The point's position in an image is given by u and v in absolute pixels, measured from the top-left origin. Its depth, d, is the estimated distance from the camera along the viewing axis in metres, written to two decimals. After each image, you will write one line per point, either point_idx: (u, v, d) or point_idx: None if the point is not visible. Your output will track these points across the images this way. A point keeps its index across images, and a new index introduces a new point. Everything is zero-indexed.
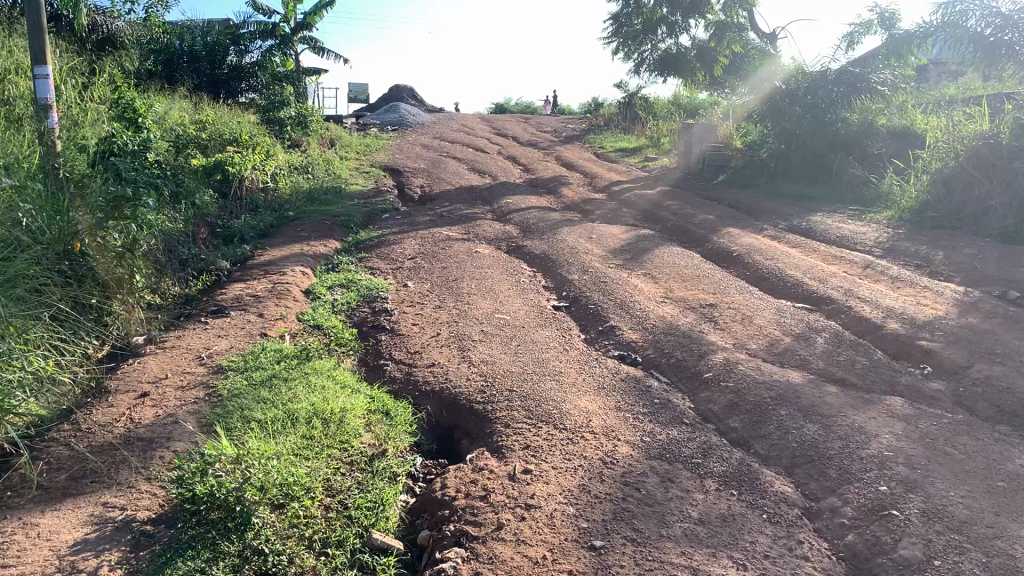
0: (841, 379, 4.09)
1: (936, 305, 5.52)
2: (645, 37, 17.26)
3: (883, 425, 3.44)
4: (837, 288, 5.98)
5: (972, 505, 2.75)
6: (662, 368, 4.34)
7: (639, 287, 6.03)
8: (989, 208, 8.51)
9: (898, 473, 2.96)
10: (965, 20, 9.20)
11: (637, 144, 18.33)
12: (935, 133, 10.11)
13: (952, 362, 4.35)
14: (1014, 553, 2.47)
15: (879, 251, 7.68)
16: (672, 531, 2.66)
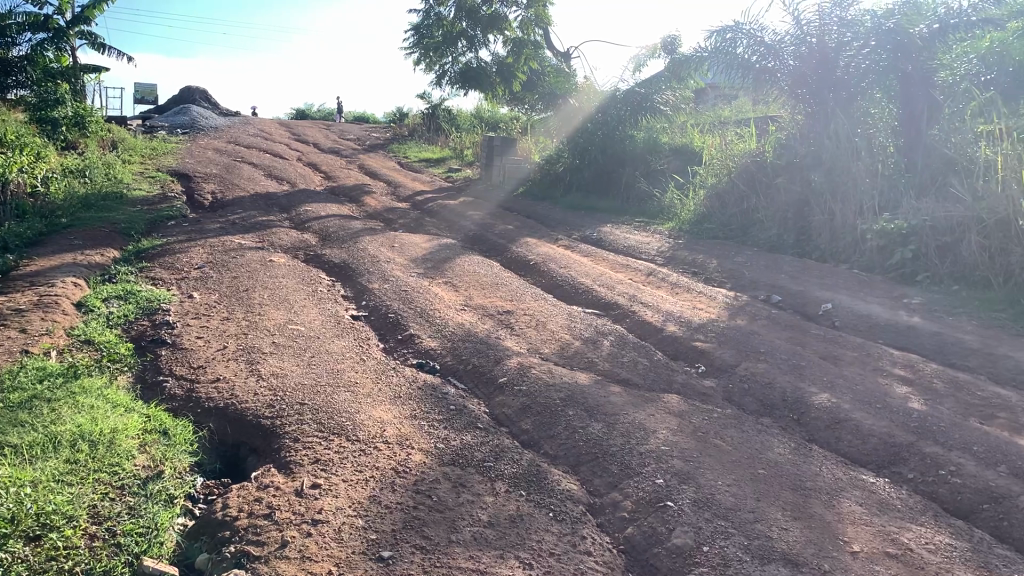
0: (625, 379, 4.29)
1: (711, 309, 5.94)
2: (446, 50, 17.26)
3: (660, 421, 3.64)
4: (624, 294, 6.29)
5: (737, 493, 2.97)
6: (458, 375, 4.37)
7: (438, 296, 6.05)
8: (757, 219, 9.31)
9: (673, 466, 3.14)
10: (734, 48, 10.15)
11: (440, 154, 18.49)
12: (710, 151, 10.95)
13: (723, 361, 4.69)
14: (770, 535, 2.69)
15: (662, 259, 8.16)
16: (461, 536, 2.67)
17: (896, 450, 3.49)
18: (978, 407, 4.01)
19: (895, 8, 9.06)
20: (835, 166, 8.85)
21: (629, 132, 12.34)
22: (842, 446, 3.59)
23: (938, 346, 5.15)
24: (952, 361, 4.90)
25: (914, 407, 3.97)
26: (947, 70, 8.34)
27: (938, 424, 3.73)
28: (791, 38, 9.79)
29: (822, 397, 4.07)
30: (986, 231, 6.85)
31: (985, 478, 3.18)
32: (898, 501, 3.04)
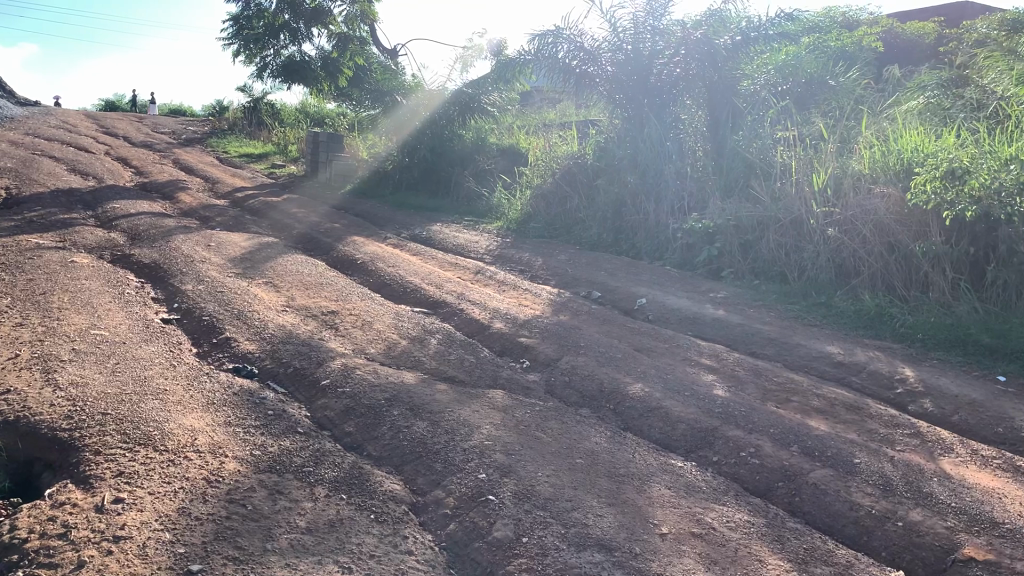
0: (450, 376, 4.31)
1: (535, 306, 6.07)
2: (267, 41, 16.78)
3: (484, 416, 3.68)
4: (451, 292, 6.31)
5: (556, 483, 3.05)
6: (279, 379, 4.23)
7: (258, 296, 5.83)
8: (580, 220, 9.60)
9: (495, 460, 3.18)
10: (557, 52, 10.26)
11: (263, 149, 17.86)
12: (536, 151, 11.17)
13: (546, 356, 4.80)
14: (586, 522, 2.78)
15: (489, 258, 8.27)
16: (277, 544, 2.59)
17: (703, 434, 3.70)
18: (774, 392, 4.33)
19: (701, 20, 9.68)
20: (651, 169, 9.29)
21: (458, 132, 12.50)
22: (654, 433, 3.76)
23: (741, 336, 5.52)
24: (753, 351, 5.26)
25: (719, 394, 4.23)
26: (748, 80, 9.31)
27: (739, 409, 4.00)
28: (609, 45, 10.09)
29: (637, 388, 4.25)
30: (783, 230, 7.40)
31: (780, 457, 3.43)
32: (703, 483, 3.22)
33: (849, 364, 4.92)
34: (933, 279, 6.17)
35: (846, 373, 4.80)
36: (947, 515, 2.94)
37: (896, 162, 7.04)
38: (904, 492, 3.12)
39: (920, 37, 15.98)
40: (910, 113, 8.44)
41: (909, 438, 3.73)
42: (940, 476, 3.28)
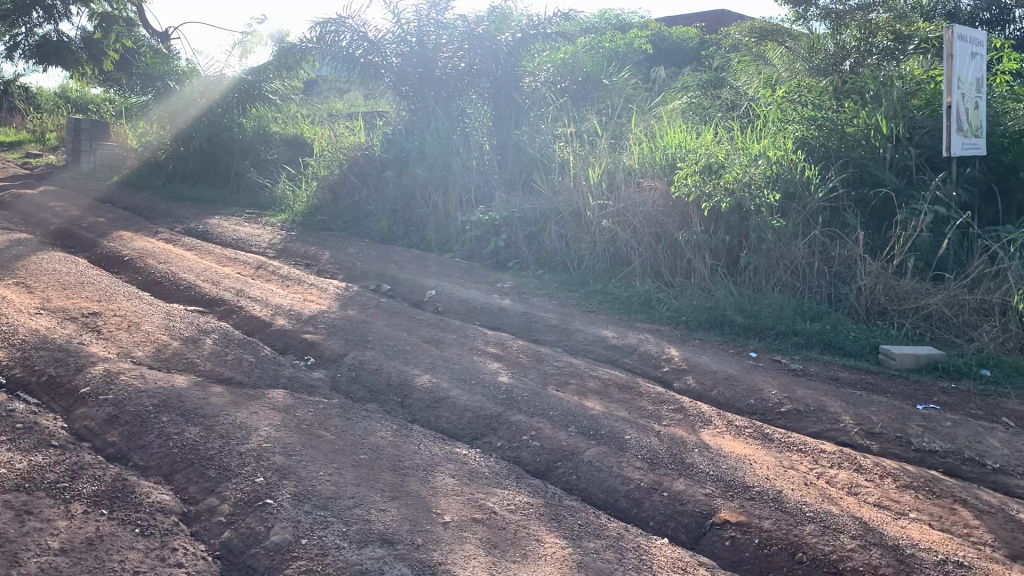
0: (228, 378, 4.11)
1: (320, 301, 5.94)
2: (18, 19, 15.03)
3: (263, 418, 3.54)
4: (229, 289, 6.03)
5: (337, 481, 2.99)
6: (31, 389, 3.84)
7: (6, 299, 5.28)
8: (368, 212, 9.53)
9: (273, 462, 3.07)
10: (339, 41, 9.97)
11: (15, 137, 16.19)
12: (321, 142, 10.88)
13: (331, 352, 4.71)
14: (369, 518, 2.75)
15: (272, 252, 7.98)
16: (24, 570, 2.36)
17: (487, 421, 3.77)
18: (555, 376, 4.50)
19: (483, 16, 9.84)
20: (437, 161, 9.31)
21: (238, 121, 11.91)
22: (440, 423, 3.80)
23: (525, 324, 5.69)
24: (535, 338, 5.44)
25: (503, 381, 4.33)
26: (530, 77, 9.58)
27: (521, 394, 4.12)
28: (393, 36, 9.93)
29: (423, 379, 4.27)
30: (563, 222, 7.71)
31: (559, 438, 3.57)
32: (486, 468, 3.29)
33: (623, 347, 5.21)
34: (696, 265, 6.68)
35: (620, 355, 5.08)
36: (706, 482, 3.18)
37: (663, 157, 7.52)
38: (670, 464, 3.35)
39: (685, 41, 17.20)
40: (675, 111, 9.06)
41: (675, 414, 4.01)
42: (701, 447, 3.55)
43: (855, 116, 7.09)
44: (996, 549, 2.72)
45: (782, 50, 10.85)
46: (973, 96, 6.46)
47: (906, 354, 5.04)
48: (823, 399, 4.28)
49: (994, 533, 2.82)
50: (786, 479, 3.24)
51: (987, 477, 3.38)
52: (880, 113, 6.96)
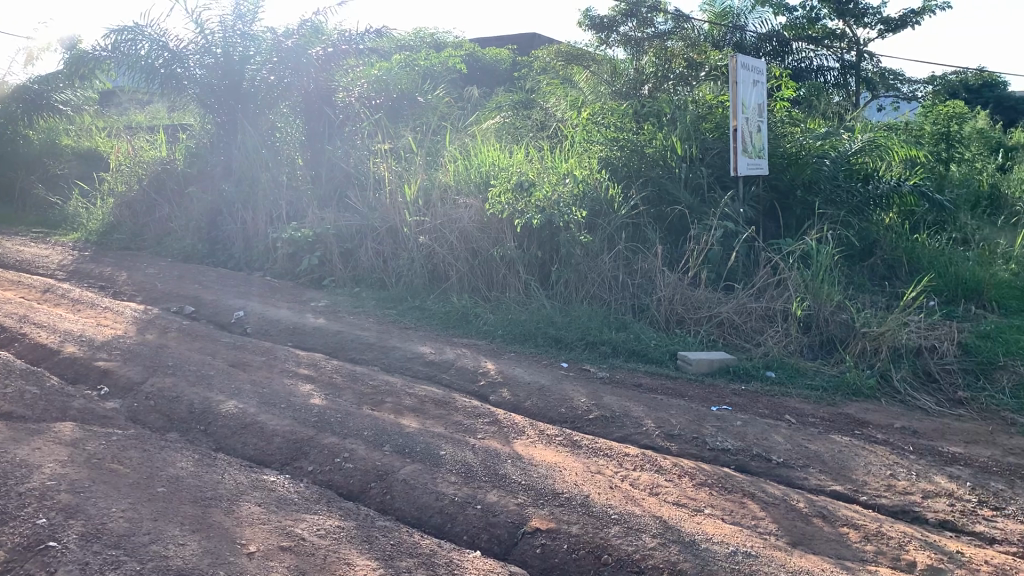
0: (6, 413, 3.76)
1: (117, 326, 5.55)
2: None
3: (47, 453, 3.26)
4: (10, 314, 5.52)
5: (131, 517, 2.80)
6: None
7: None
8: (171, 230, 9.04)
9: (58, 501, 2.84)
10: (136, 49, 9.34)
11: None
12: (118, 155, 10.22)
13: (127, 380, 4.42)
14: (166, 553, 2.60)
15: (62, 275, 7.40)
16: None
17: (298, 445, 3.66)
18: (369, 395, 4.44)
19: (293, 29, 9.55)
20: (246, 176, 8.98)
21: (23, 133, 10.97)
22: (248, 451, 3.65)
23: (340, 344, 5.58)
24: (350, 357, 5.35)
25: (315, 403, 4.22)
26: (343, 92, 9.48)
27: (335, 416, 4.03)
28: (196, 46, 9.41)
29: (229, 404, 4.08)
30: (378, 239, 7.64)
31: (373, 458, 3.53)
32: (295, 494, 3.19)
33: (439, 362, 5.23)
34: (510, 281, 6.83)
35: (436, 371, 5.10)
36: (518, 492, 3.25)
37: (477, 175, 7.64)
38: (483, 477, 3.38)
39: (498, 62, 17.59)
40: (488, 130, 9.30)
41: (489, 426, 4.07)
42: (513, 458, 3.62)
43: (654, 138, 7.52)
44: (780, 536, 2.94)
45: (588, 73, 11.34)
46: (755, 121, 7.00)
47: (702, 359, 5.37)
48: (628, 405, 4.48)
49: (777, 522, 3.05)
50: (593, 484, 3.36)
51: (773, 470, 3.66)
52: (676, 135, 7.42)
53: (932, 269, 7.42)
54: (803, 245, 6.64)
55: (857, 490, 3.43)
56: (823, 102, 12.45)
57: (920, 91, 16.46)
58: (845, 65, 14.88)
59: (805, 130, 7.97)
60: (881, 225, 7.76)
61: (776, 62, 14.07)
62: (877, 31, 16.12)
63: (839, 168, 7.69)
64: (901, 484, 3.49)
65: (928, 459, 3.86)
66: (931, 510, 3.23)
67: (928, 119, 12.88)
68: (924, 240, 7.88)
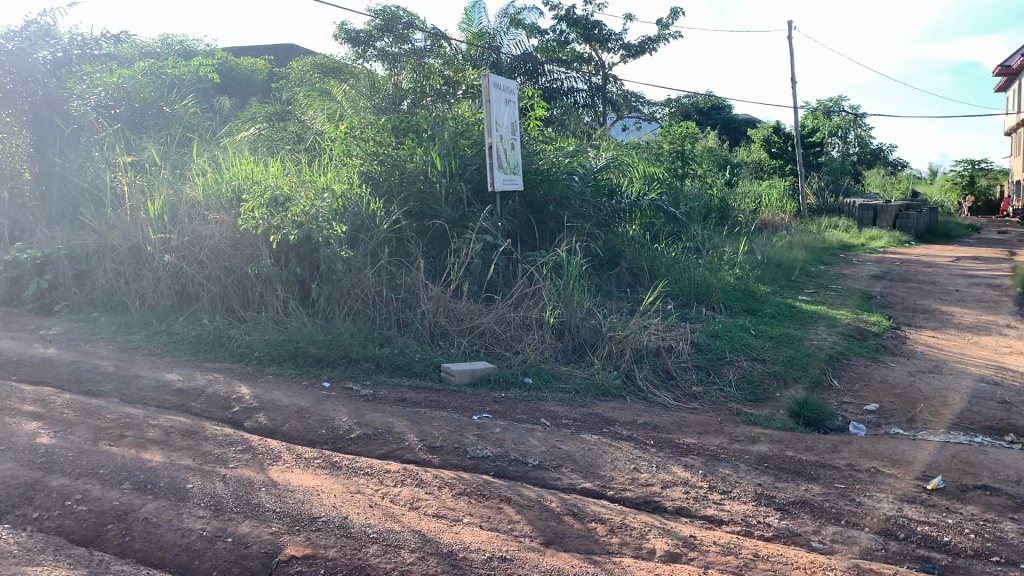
0: None
1: None
2: None
3: None
4: None
5: None
6: None
7: None
8: None
9: None
10: None
11: None
12: None
13: None
14: None
15: None
16: None
17: (20, 490, 3.29)
18: (107, 430, 4.09)
19: (17, 30, 8.69)
20: None
21: None
22: None
23: (74, 375, 5.09)
24: (86, 389, 4.89)
25: (42, 442, 3.81)
26: (78, 100, 8.51)
27: (65, 455, 3.66)
28: None
29: None
30: (118, 259, 7.11)
31: (109, 498, 3.24)
32: (15, 546, 2.86)
33: (189, 390, 4.92)
34: (268, 299, 6.58)
35: (185, 400, 4.79)
36: (272, 520, 3.12)
37: (228, 189, 7.25)
38: (234, 508, 3.21)
39: (254, 73, 17.01)
40: (242, 142, 9.04)
41: (242, 454, 3.88)
42: (268, 485, 3.47)
43: (414, 153, 7.58)
44: (534, 538, 3.03)
45: (346, 87, 11.19)
46: (509, 138, 7.23)
47: (463, 369, 5.46)
48: (390, 421, 4.46)
49: (531, 524, 3.14)
50: (352, 504, 3.30)
51: (529, 473, 3.78)
52: (435, 151, 7.49)
53: (669, 276, 8.08)
54: (556, 256, 6.96)
55: (604, 486, 3.63)
56: (573, 121, 13.13)
57: (658, 112, 17.95)
58: (593, 87, 15.87)
59: (557, 148, 8.37)
60: (625, 236, 8.33)
61: (530, 82, 14.65)
62: (620, 55, 17.30)
63: (587, 183, 8.16)
64: (644, 477, 3.73)
65: (667, 451, 4.17)
66: (669, 499, 3.48)
67: (666, 138, 13.96)
68: (663, 249, 8.55)
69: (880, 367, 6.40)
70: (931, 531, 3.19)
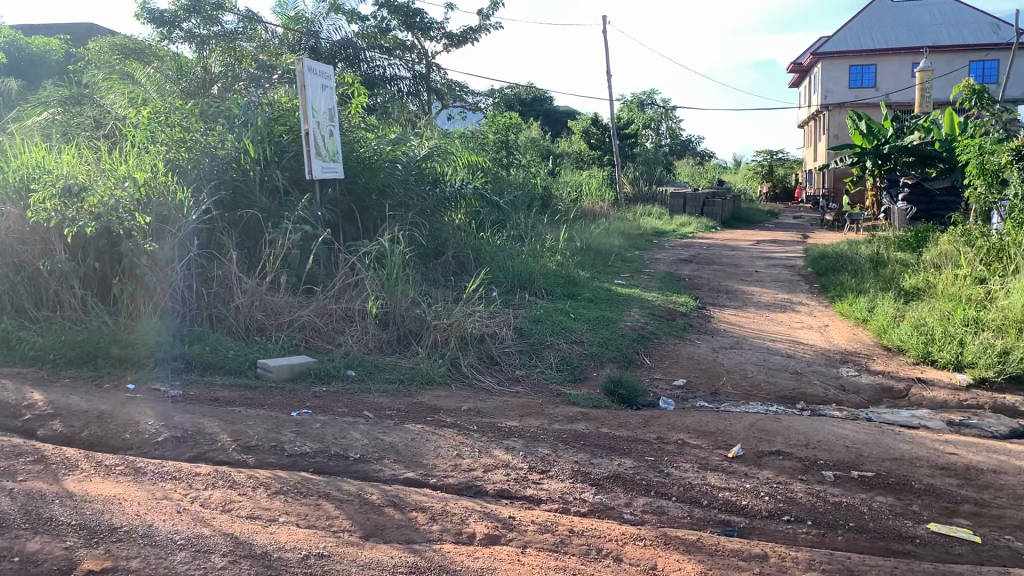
0: None
1: None
2: None
3: None
4: None
5: None
6: None
7: None
8: None
9: None
10: None
11: None
12: None
13: None
14: None
15: None
16: None
17: None
18: None
19: None
20: None
21: None
22: None
23: None
24: None
25: None
26: None
27: None
28: None
29: None
30: None
31: None
32: None
33: None
34: (63, 297, 6.08)
35: None
36: (66, 534, 2.88)
37: (15, 177, 6.62)
38: (23, 524, 2.95)
39: (47, 53, 15.69)
40: (32, 128, 8.31)
41: (33, 465, 3.56)
42: (63, 497, 3.21)
43: (224, 138, 7.20)
44: (353, 532, 2.97)
45: (149, 70, 10.48)
46: (327, 124, 7.03)
47: (282, 365, 5.28)
48: (201, 422, 4.24)
49: (350, 518, 3.08)
50: (158, 511, 3.11)
51: (350, 467, 3.70)
52: (248, 136, 7.12)
53: (493, 263, 8.16)
54: (378, 245, 6.83)
55: (426, 474, 3.62)
56: (397, 108, 12.97)
57: (483, 103, 18.07)
58: (417, 76, 15.72)
59: (378, 136, 8.24)
60: (449, 225, 8.32)
61: (351, 69, 14.33)
62: (443, 44, 17.28)
63: (410, 171, 8.08)
64: (466, 463, 3.75)
65: (490, 435, 4.21)
66: (490, 482, 3.52)
67: (490, 128, 14.10)
68: (487, 238, 8.61)
69: (688, 345, 6.77)
70: (731, 496, 3.41)
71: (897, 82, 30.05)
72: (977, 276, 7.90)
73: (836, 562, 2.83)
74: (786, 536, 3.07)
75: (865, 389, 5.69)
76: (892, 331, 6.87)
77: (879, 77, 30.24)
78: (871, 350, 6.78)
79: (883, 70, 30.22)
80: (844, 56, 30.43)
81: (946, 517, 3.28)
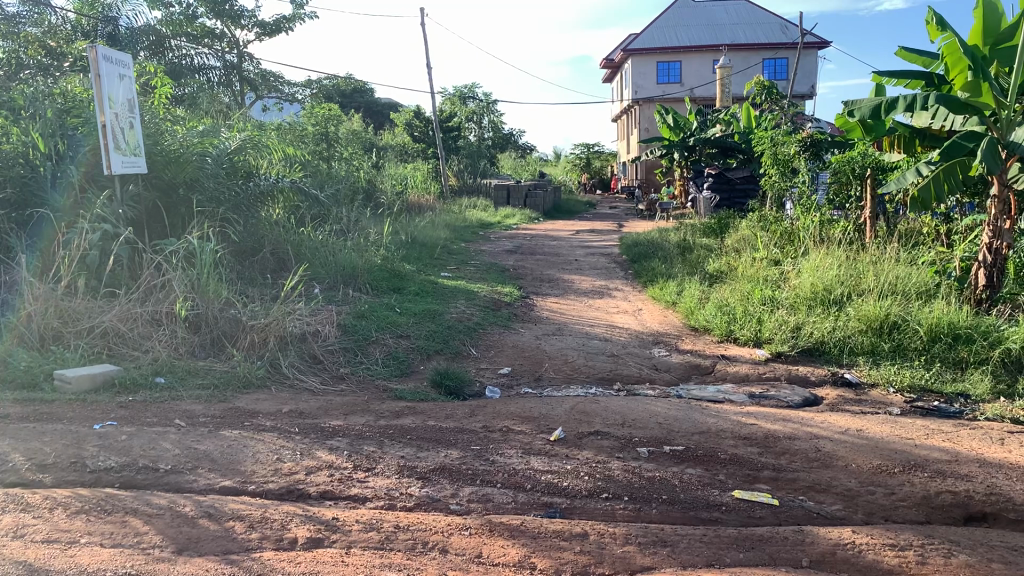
0: None
1: None
2: None
3: None
4: None
5: None
6: None
7: None
8: None
9: None
10: None
11: None
12: None
13: None
14: None
15: None
16: None
17: None
18: None
19: None
20: None
21: None
22: None
23: None
24: None
25: None
26: None
27: None
28: None
29: None
30: None
31: None
32: None
33: None
34: None
35: None
36: None
37: None
38: None
39: None
40: None
41: None
42: None
43: (9, 132, 6.63)
44: (164, 547, 2.80)
45: None
46: (127, 116, 6.57)
47: (82, 375, 4.90)
48: None
49: (161, 533, 2.91)
50: None
51: (160, 479, 3.50)
52: (37, 130, 6.59)
53: (314, 258, 7.96)
54: (188, 243, 6.49)
55: (245, 481, 3.47)
56: (206, 99, 12.40)
57: (299, 94, 17.55)
58: (228, 65, 15.12)
59: (185, 129, 7.83)
60: (267, 220, 8.02)
61: (155, 56, 13.54)
62: (255, 33, 16.67)
63: (221, 164, 7.72)
64: (287, 467, 3.63)
65: (312, 437, 4.10)
66: (312, 485, 3.43)
67: (309, 119, 13.77)
68: (308, 233, 8.39)
69: (512, 333, 6.89)
70: (553, 478, 3.49)
71: (700, 78, 31.88)
72: (772, 258, 8.51)
73: (651, 534, 2.97)
74: (605, 513, 3.19)
75: (675, 367, 6.00)
76: (699, 313, 7.31)
77: (684, 72, 31.93)
78: (681, 330, 7.17)
79: (687, 67, 31.95)
80: (651, 53, 31.90)
81: (749, 484, 3.52)
